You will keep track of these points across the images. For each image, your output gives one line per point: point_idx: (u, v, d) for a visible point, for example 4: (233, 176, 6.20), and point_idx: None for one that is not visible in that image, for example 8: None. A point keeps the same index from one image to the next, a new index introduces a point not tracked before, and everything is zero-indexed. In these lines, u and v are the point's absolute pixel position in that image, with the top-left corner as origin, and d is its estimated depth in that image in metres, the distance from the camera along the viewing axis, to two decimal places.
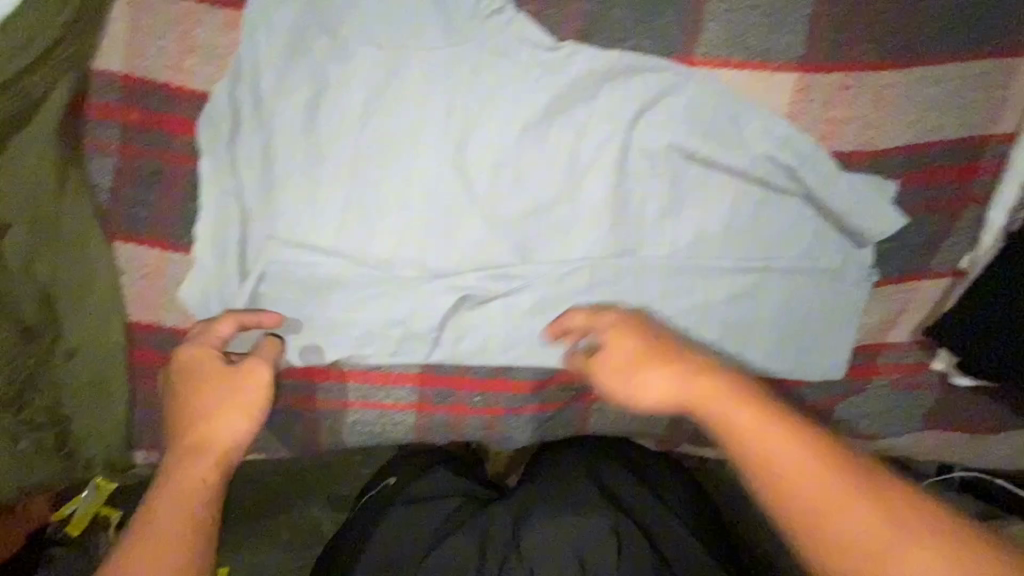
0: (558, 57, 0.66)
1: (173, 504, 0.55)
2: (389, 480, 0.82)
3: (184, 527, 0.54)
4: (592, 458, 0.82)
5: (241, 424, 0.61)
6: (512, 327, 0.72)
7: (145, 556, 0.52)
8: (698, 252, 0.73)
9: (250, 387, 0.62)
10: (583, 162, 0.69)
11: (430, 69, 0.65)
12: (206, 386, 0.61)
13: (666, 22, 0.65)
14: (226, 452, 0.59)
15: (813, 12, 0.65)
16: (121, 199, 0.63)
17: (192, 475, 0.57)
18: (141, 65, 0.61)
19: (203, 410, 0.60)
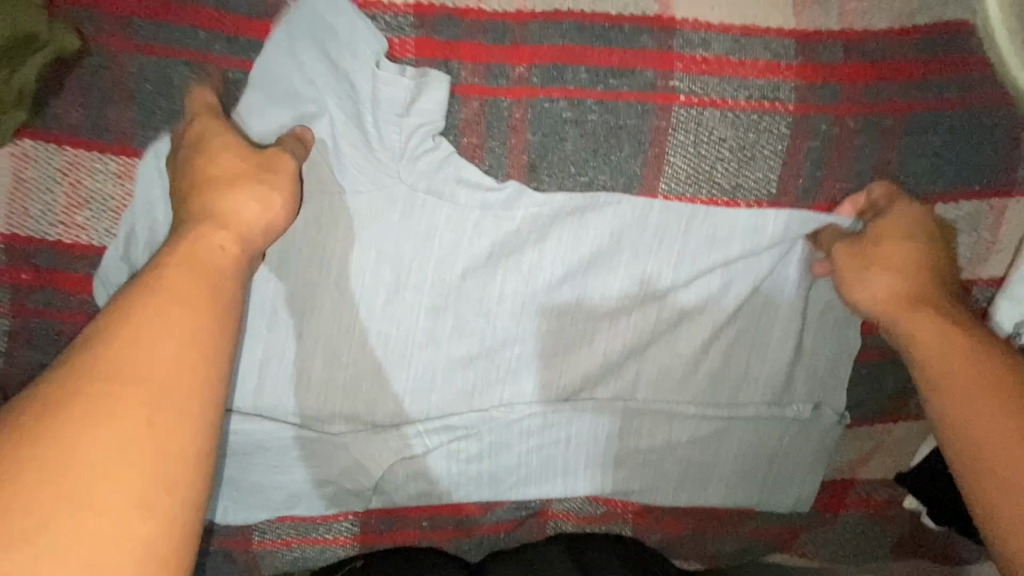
0: (506, 199, 0.59)
1: (189, 274, 0.42)
2: (356, 561, 0.71)
3: (209, 303, 0.41)
4: (582, 547, 0.73)
5: (278, 207, 0.50)
6: (459, 470, 0.68)
7: (152, 315, 0.39)
8: (662, 393, 0.67)
9: (281, 172, 0.51)
10: (536, 302, 0.63)
11: (358, 213, 0.58)
12: (233, 159, 0.50)
13: (624, 157, 0.60)
14: (245, 233, 0.47)
15: (786, 148, 0.60)
16: (16, 362, 0.57)
17: (212, 253, 0.44)
18: (28, 221, 0.55)
19: (218, 172, 0.49)
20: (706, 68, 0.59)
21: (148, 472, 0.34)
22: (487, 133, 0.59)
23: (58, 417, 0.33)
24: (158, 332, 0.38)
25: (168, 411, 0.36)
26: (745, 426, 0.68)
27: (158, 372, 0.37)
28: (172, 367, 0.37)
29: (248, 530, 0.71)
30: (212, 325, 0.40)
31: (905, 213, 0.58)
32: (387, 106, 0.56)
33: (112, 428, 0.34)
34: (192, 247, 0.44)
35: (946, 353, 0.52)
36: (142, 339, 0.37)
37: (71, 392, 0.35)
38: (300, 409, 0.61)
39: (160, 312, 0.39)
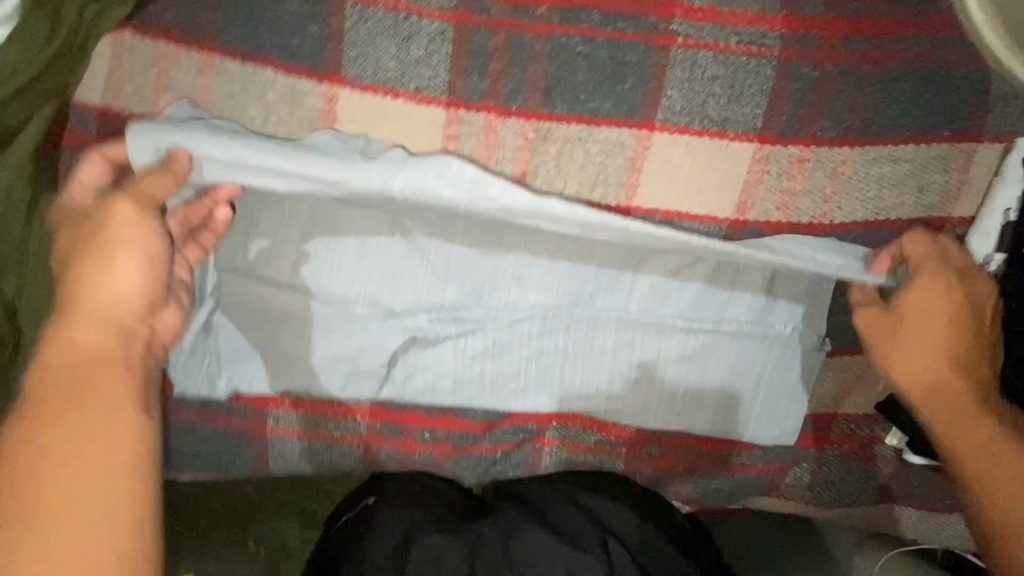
0: (526, 207, 0.61)
1: (69, 381, 0.46)
2: (365, 496, 0.73)
3: (79, 390, 0.45)
4: (586, 486, 0.74)
5: (133, 270, 0.51)
6: (462, 369, 0.74)
7: (36, 424, 0.43)
8: (653, 308, 0.73)
9: (118, 226, 0.52)
10: None
11: (400, 118, 0.67)
12: (81, 235, 0.53)
13: (628, 88, 0.68)
14: (108, 305, 0.50)
15: (771, 87, 0.68)
16: None
17: (80, 349, 0.47)
18: (120, 101, 0.65)
19: (67, 260, 0.52)
20: (702, 16, 0.67)
21: (99, 532, 0.41)
22: (511, 60, 0.67)
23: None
24: (61, 438, 0.43)
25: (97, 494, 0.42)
26: (726, 345, 0.74)
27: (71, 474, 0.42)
28: (78, 455, 0.43)
29: (264, 415, 0.74)
30: (111, 409, 0.45)
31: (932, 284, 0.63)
32: (431, 29, 0.66)
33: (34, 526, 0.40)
34: (56, 344, 0.48)
35: (968, 427, 0.57)
36: (44, 451, 0.42)
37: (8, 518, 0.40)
38: (324, 291, 0.68)
39: (60, 424, 0.44)
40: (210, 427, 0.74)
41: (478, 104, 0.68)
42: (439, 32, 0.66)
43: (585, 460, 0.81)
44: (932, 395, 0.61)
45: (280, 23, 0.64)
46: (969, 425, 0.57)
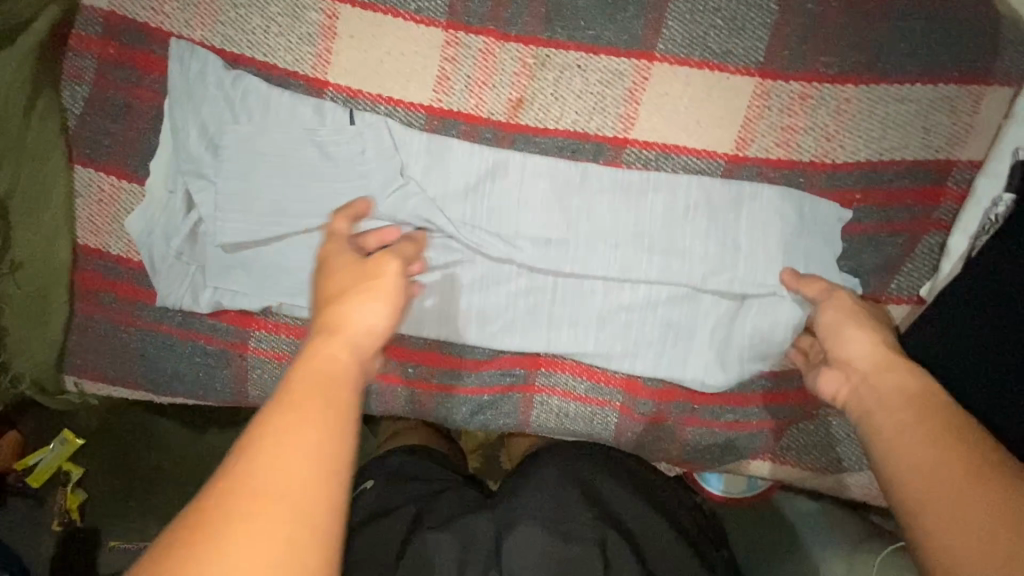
0: (516, 183, 0.70)
1: (320, 389, 0.44)
2: (366, 483, 0.76)
3: (326, 415, 0.43)
4: (587, 468, 0.71)
5: (383, 312, 0.51)
6: (450, 300, 0.72)
7: (284, 433, 0.41)
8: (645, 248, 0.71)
9: (385, 275, 0.53)
10: (543, 148, 0.70)
11: (401, 38, 0.68)
12: (347, 269, 0.54)
13: (628, 17, 0.67)
14: (359, 337, 0.49)
15: (774, 21, 0.67)
16: (87, 126, 0.66)
17: (334, 365, 0.46)
18: (124, 4, 0.65)
19: (332, 288, 0.53)
20: None
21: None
22: None
23: (207, 535, 0.36)
24: (287, 439, 0.40)
25: (297, 508, 0.38)
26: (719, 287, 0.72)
27: (281, 474, 0.39)
28: (309, 464, 0.40)
29: (247, 335, 0.72)
30: (336, 436, 0.42)
31: (860, 322, 0.60)
32: None
33: (256, 542, 0.36)
34: (309, 364, 0.46)
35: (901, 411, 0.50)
36: (271, 447, 0.40)
37: (216, 500, 0.38)
38: (312, 209, 0.67)
39: (284, 425, 0.41)
40: (191, 344, 0.71)
41: (478, 27, 0.68)
42: None
43: (578, 410, 0.78)
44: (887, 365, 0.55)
45: None
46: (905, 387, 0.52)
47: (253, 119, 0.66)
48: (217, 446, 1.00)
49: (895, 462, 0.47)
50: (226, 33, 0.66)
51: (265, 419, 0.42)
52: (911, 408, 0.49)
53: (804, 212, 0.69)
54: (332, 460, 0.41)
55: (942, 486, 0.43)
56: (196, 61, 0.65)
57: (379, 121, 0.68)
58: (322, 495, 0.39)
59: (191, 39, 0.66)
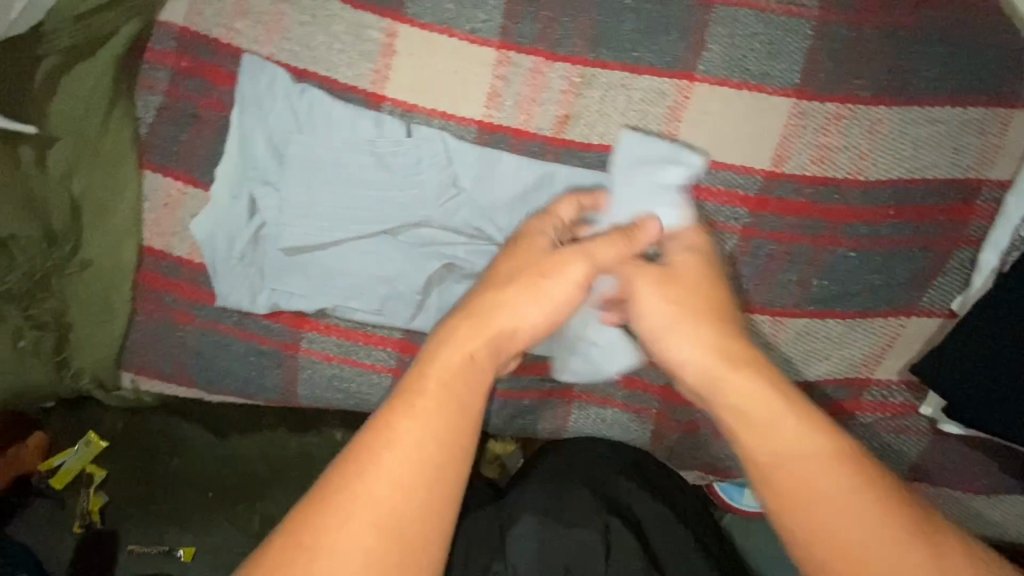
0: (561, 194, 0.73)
1: (455, 381, 0.48)
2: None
3: (455, 411, 0.47)
4: (604, 471, 0.73)
5: (531, 311, 0.54)
6: None
7: (412, 421, 0.45)
8: None
9: (545, 274, 0.56)
10: (587, 161, 0.73)
11: (456, 56, 0.71)
12: (514, 257, 0.58)
13: (671, 41, 0.71)
14: (497, 334, 0.52)
15: (810, 46, 0.71)
16: (155, 133, 0.69)
17: (468, 360, 0.50)
18: (199, 22, 0.69)
19: (500, 270, 0.57)
20: None
21: (408, 553, 0.42)
22: (562, 9, 0.71)
23: (330, 502, 0.42)
24: (410, 442, 0.44)
25: (409, 513, 0.43)
26: (757, 298, 0.74)
27: (403, 477, 0.43)
28: (429, 452, 0.44)
29: (299, 336, 0.75)
30: (458, 431, 0.46)
31: (675, 307, 0.57)
32: None
33: (376, 517, 0.42)
34: (447, 353, 0.50)
35: (783, 428, 0.48)
36: (397, 449, 0.44)
37: (339, 486, 0.43)
38: (368, 217, 0.71)
39: (408, 428, 0.45)
40: (245, 343, 0.74)
41: (528, 47, 0.72)
42: None
43: (616, 417, 0.80)
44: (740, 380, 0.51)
45: None
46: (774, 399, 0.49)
47: (315, 131, 0.69)
48: (239, 450, 1.01)
49: (821, 523, 0.45)
50: (292, 49, 0.70)
51: (392, 413, 0.46)
52: (797, 454, 0.47)
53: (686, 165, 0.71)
54: (450, 471, 0.45)
55: (875, 541, 0.44)
56: (263, 76, 0.69)
57: (434, 134, 0.71)
58: (439, 484, 0.44)
59: (260, 54, 0.70)
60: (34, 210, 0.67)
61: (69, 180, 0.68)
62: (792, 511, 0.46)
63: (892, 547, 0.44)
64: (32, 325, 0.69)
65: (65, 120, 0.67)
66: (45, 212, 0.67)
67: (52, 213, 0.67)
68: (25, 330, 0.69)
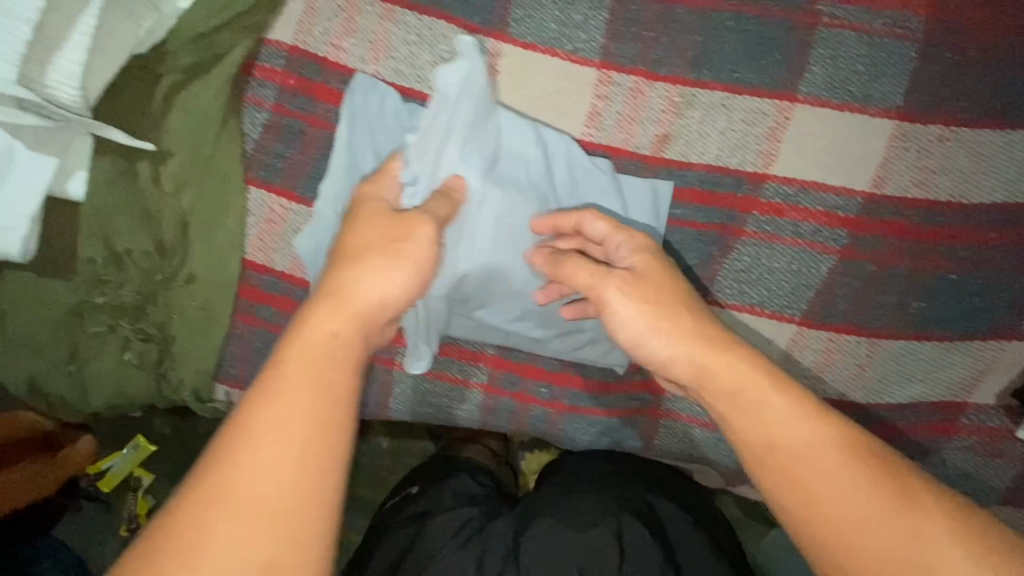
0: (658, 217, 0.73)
1: (318, 364, 0.48)
2: (411, 488, 0.83)
3: (320, 394, 0.47)
4: (612, 472, 0.77)
5: (397, 281, 0.54)
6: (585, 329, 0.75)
7: (280, 413, 0.45)
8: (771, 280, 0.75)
9: (412, 243, 0.56)
10: (683, 181, 0.74)
11: (557, 77, 0.72)
12: (378, 228, 0.57)
13: (772, 62, 0.71)
14: (358, 309, 0.52)
15: (913, 69, 0.71)
16: (262, 150, 0.70)
17: (329, 341, 0.49)
18: (308, 39, 0.70)
19: (356, 243, 0.56)
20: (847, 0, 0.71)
21: (292, 539, 0.43)
22: (663, 30, 0.71)
23: (208, 511, 0.43)
24: (275, 430, 0.45)
25: (295, 499, 0.44)
26: (853, 320, 0.75)
27: (278, 463, 0.44)
28: (299, 441, 0.45)
29: (395, 350, 0.77)
30: (324, 414, 0.47)
31: (651, 309, 0.58)
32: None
33: (257, 513, 0.43)
34: (307, 339, 0.49)
35: (784, 422, 0.52)
36: (264, 441, 0.45)
37: (214, 490, 0.43)
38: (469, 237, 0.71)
39: (271, 417, 0.45)
40: None
41: (629, 67, 0.72)
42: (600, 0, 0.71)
43: (704, 437, 0.80)
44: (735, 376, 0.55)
45: None
46: (772, 392, 0.53)
47: None
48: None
49: (820, 506, 0.50)
50: (397, 67, 0.71)
51: (255, 405, 0.46)
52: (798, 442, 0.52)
53: (544, 131, 0.72)
54: (328, 445, 0.46)
55: (876, 519, 0.49)
56: (371, 96, 0.69)
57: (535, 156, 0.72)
58: (320, 468, 0.45)
59: (367, 73, 0.70)
60: (149, 224, 0.67)
61: (179, 194, 0.67)
62: (796, 496, 0.51)
63: (892, 519, 0.49)
64: (141, 336, 0.70)
65: (177, 136, 0.67)
66: (157, 225, 0.67)
67: (164, 228, 0.67)
68: (132, 341, 0.70)
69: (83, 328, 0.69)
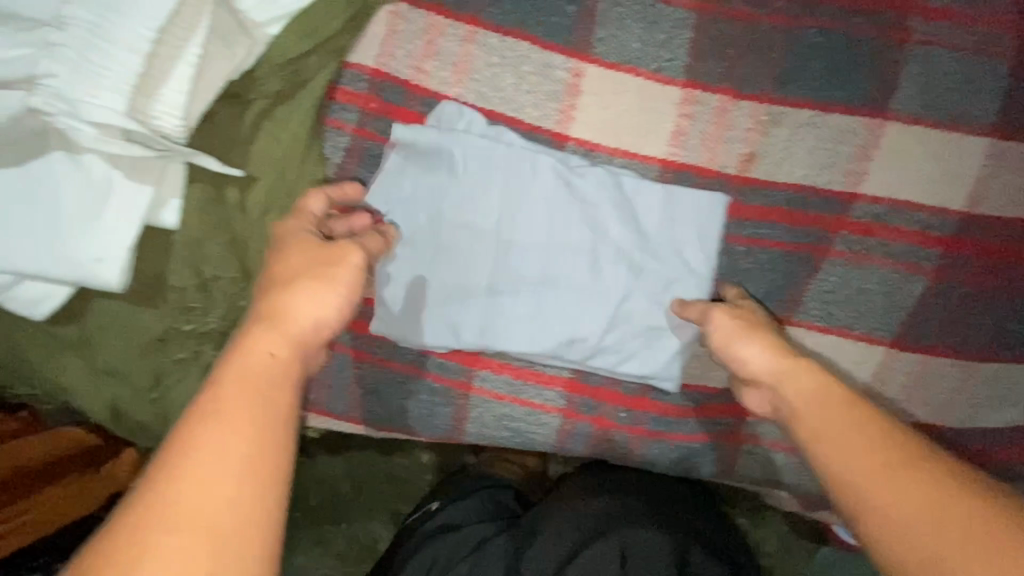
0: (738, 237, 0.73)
1: (251, 380, 0.45)
2: (431, 504, 0.80)
3: (259, 406, 0.44)
4: (623, 486, 0.76)
5: (330, 300, 0.52)
6: (658, 352, 0.73)
7: (211, 428, 0.41)
8: (858, 301, 0.73)
9: (343, 266, 0.54)
10: (768, 201, 0.72)
11: (639, 97, 0.71)
12: (302, 253, 0.55)
13: (862, 78, 0.70)
14: (293, 329, 0.50)
15: (1009, 85, 0.69)
16: (344, 175, 0.70)
17: (264, 357, 0.46)
18: (390, 63, 0.69)
19: (288, 270, 0.53)
20: (939, 16, 0.69)
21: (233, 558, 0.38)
22: (748, 48, 0.70)
23: (131, 537, 0.37)
24: (213, 452, 0.40)
25: (241, 515, 0.39)
26: (946, 342, 0.72)
27: (217, 487, 0.39)
28: (237, 454, 0.41)
29: (472, 374, 0.76)
30: (266, 426, 0.43)
31: (738, 328, 0.63)
32: (677, 16, 0.70)
33: (191, 530, 0.38)
34: (243, 360, 0.46)
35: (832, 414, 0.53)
36: (198, 456, 0.40)
37: (140, 511, 0.38)
38: (537, 262, 0.71)
39: (209, 430, 0.41)
40: (420, 382, 0.76)
41: (714, 86, 0.71)
42: (684, 19, 0.70)
43: (785, 462, 0.78)
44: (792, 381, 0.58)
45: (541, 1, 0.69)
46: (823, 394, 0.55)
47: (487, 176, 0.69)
48: (318, 474, 1.01)
49: (868, 484, 0.47)
50: (480, 90, 0.70)
51: (189, 428, 0.41)
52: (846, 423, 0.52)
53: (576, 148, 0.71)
54: (271, 464, 0.42)
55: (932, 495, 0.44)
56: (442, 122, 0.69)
57: (603, 177, 0.70)
58: (263, 481, 0.41)
59: (449, 96, 0.70)
60: (235, 251, 0.67)
61: (263, 220, 0.67)
62: (844, 477, 0.49)
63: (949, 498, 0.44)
64: None
65: (263, 161, 0.66)
66: (242, 251, 0.67)
67: (248, 254, 0.67)
68: (213, 366, 0.69)
69: (166, 356, 0.68)
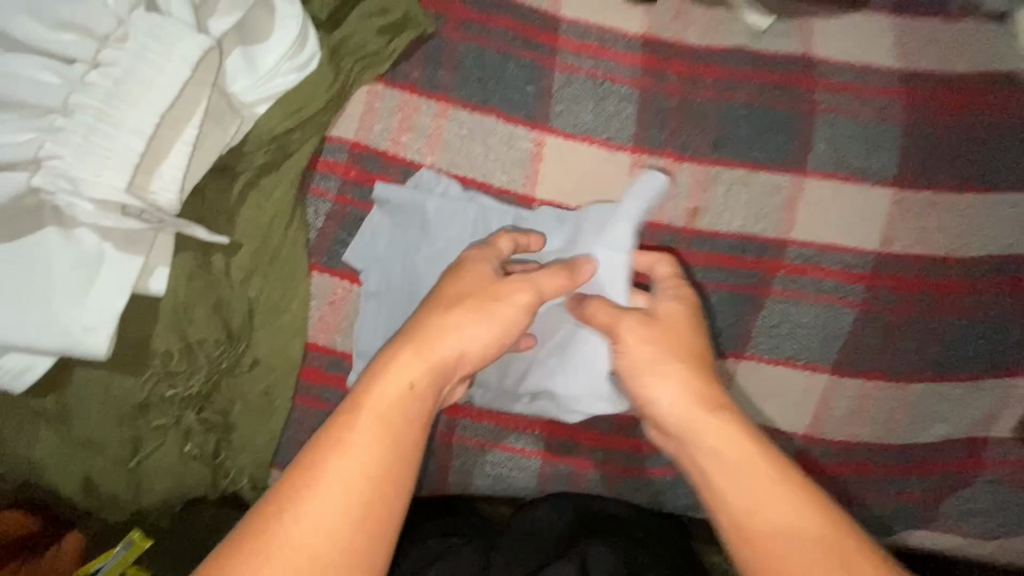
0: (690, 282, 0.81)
1: (389, 413, 0.50)
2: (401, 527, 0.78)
3: (387, 444, 0.49)
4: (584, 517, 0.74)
5: (479, 334, 0.56)
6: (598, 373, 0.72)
7: (341, 458, 0.47)
8: (799, 333, 0.81)
9: (508, 304, 0.58)
10: (714, 248, 0.81)
11: (594, 161, 0.79)
12: (474, 280, 0.59)
13: (782, 142, 0.81)
14: (444, 361, 0.54)
15: (902, 144, 0.82)
16: (326, 238, 0.74)
17: (406, 391, 0.51)
18: (368, 136, 0.75)
19: (453, 292, 0.58)
20: (840, 89, 0.82)
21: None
22: (684, 119, 0.81)
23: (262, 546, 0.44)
24: (341, 480, 0.47)
25: (353, 544, 0.46)
26: (881, 366, 0.81)
27: (335, 515, 0.45)
28: (358, 489, 0.47)
29: (453, 425, 0.79)
30: (388, 465, 0.48)
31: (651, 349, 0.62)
32: (622, 93, 0.80)
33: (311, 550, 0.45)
34: (388, 388, 0.51)
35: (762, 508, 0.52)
36: (324, 487, 0.46)
37: (270, 529, 0.45)
38: None
39: (337, 460, 0.47)
40: None
41: (658, 150, 0.80)
42: (628, 95, 0.80)
43: None
44: (715, 452, 0.56)
45: (503, 84, 0.78)
46: (750, 476, 0.54)
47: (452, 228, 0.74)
48: None
49: None
50: (453, 159, 0.77)
51: (326, 451, 0.48)
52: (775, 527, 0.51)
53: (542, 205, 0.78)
54: (383, 504, 0.47)
55: None
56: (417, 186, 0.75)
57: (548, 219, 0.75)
58: (375, 517, 0.47)
59: (423, 164, 0.76)
60: (217, 316, 0.69)
61: (247, 284, 0.70)
62: None
63: None
64: (204, 426, 0.70)
65: (248, 229, 0.71)
66: (226, 314, 0.69)
67: (231, 317, 0.70)
68: (193, 430, 0.69)
69: (145, 423, 0.68)
